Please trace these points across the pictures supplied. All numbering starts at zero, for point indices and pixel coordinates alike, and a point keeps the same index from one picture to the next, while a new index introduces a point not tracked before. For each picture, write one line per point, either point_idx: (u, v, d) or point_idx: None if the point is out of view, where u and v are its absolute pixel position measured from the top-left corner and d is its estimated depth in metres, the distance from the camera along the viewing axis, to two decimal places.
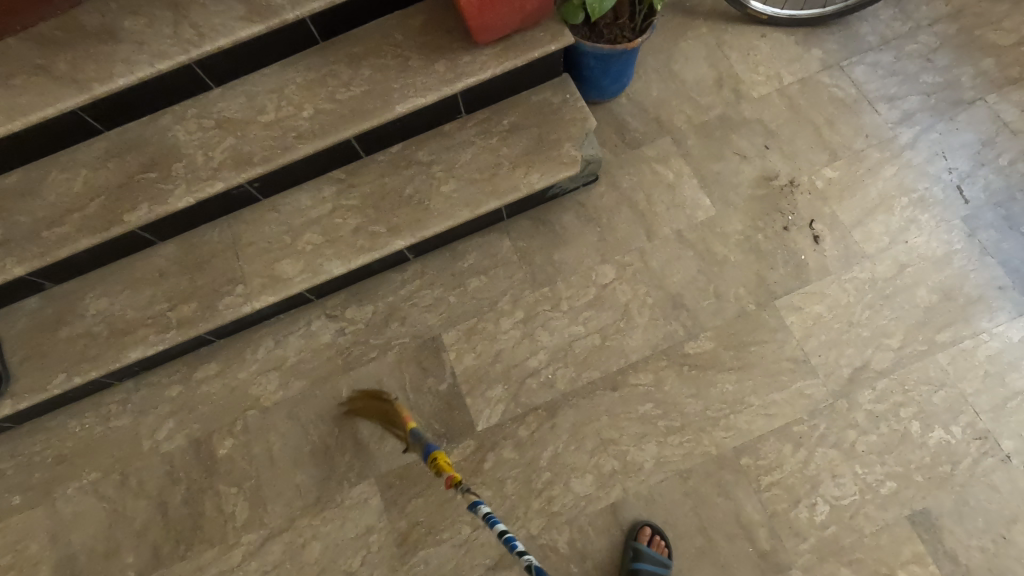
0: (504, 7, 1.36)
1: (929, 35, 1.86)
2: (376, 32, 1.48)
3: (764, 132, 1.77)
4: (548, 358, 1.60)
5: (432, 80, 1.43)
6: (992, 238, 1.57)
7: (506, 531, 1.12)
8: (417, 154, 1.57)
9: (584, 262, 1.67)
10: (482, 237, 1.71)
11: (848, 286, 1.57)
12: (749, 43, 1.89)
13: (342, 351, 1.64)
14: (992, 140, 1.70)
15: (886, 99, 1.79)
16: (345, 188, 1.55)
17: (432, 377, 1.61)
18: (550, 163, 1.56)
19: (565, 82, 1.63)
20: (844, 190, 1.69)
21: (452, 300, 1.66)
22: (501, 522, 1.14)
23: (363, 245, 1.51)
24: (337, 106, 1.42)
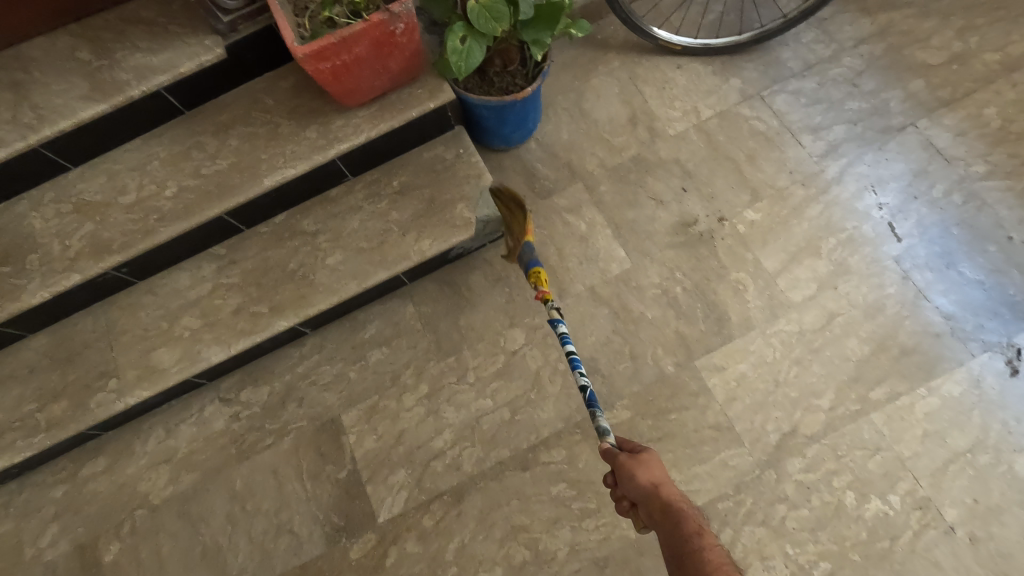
0: (364, 71, 1.25)
1: (853, 57, 1.70)
2: (247, 109, 1.42)
3: (681, 172, 1.64)
4: (454, 437, 1.47)
5: (303, 148, 1.38)
6: (927, 280, 1.46)
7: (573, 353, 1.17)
8: (302, 223, 1.50)
9: (491, 327, 1.55)
10: (384, 304, 1.60)
11: (773, 341, 1.46)
12: (665, 75, 1.75)
13: (236, 439, 1.54)
14: (924, 170, 1.56)
15: (809, 129, 1.64)
16: (226, 264, 1.49)
17: (331, 464, 1.49)
18: (441, 226, 1.46)
19: (458, 136, 1.54)
20: (767, 233, 1.55)
21: (352, 376, 1.55)
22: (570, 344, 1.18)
23: (244, 328, 1.44)
24: (202, 182, 1.38)
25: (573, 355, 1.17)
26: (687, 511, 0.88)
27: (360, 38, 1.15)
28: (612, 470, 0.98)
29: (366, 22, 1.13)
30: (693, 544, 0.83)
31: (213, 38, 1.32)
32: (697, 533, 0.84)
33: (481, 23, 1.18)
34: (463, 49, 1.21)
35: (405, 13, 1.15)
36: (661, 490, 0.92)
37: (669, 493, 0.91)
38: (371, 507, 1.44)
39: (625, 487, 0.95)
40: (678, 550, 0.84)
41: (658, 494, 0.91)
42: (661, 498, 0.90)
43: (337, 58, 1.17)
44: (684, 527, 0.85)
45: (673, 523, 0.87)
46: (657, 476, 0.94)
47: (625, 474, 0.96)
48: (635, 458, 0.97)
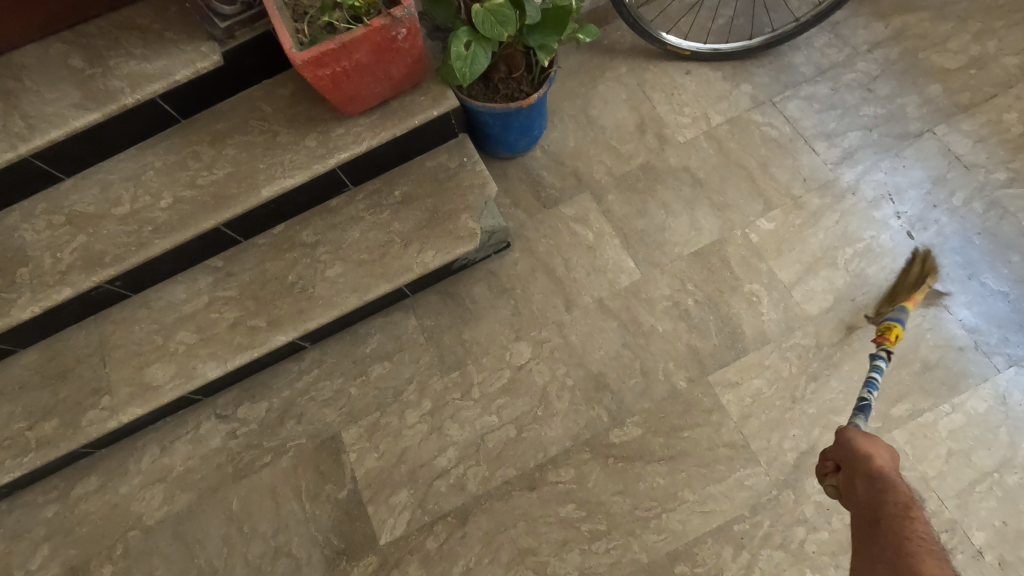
0: (365, 78, 1.21)
1: (868, 62, 1.66)
2: (245, 117, 1.38)
3: (692, 180, 1.59)
4: (458, 456, 1.42)
5: (302, 157, 1.33)
6: (949, 291, 1.41)
7: None
8: (301, 234, 1.46)
9: (496, 340, 1.50)
10: (385, 317, 1.56)
11: (789, 355, 1.40)
12: (673, 81, 1.71)
13: (233, 457, 1.48)
14: (943, 177, 1.51)
15: (824, 136, 1.59)
16: (222, 276, 1.44)
17: (331, 483, 1.44)
18: (445, 237, 1.42)
19: (462, 144, 1.49)
20: (781, 243, 1.50)
21: (353, 392, 1.50)
22: None
23: (241, 343, 1.39)
24: (197, 192, 1.34)
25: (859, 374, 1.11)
26: (904, 491, 0.80)
27: (361, 43, 1.10)
28: (839, 442, 0.92)
29: (366, 27, 1.08)
30: (903, 521, 0.75)
31: (209, 44, 1.27)
32: (904, 513, 0.77)
33: (486, 27, 1.14)
34: (468, 54, 1.17)
35: (408, 17, 1.10)
36: (878, 466, 0.85)
37: (887, 471, 0.84)
38: (372, 529, 1.39)
39: (843, 456, 0.90)
40: (876, 518, 0.78)
41: (874, 469, 0.84)
42: (875, 472, 0.84)
43: (337, 64, 1.13)
44: (895, 505, 0.78)
45: (881, 498, 0.80)
46: (880, 456, 0.86)
47: (847, 444, 0.90)
48: (869, 438, 0.90)
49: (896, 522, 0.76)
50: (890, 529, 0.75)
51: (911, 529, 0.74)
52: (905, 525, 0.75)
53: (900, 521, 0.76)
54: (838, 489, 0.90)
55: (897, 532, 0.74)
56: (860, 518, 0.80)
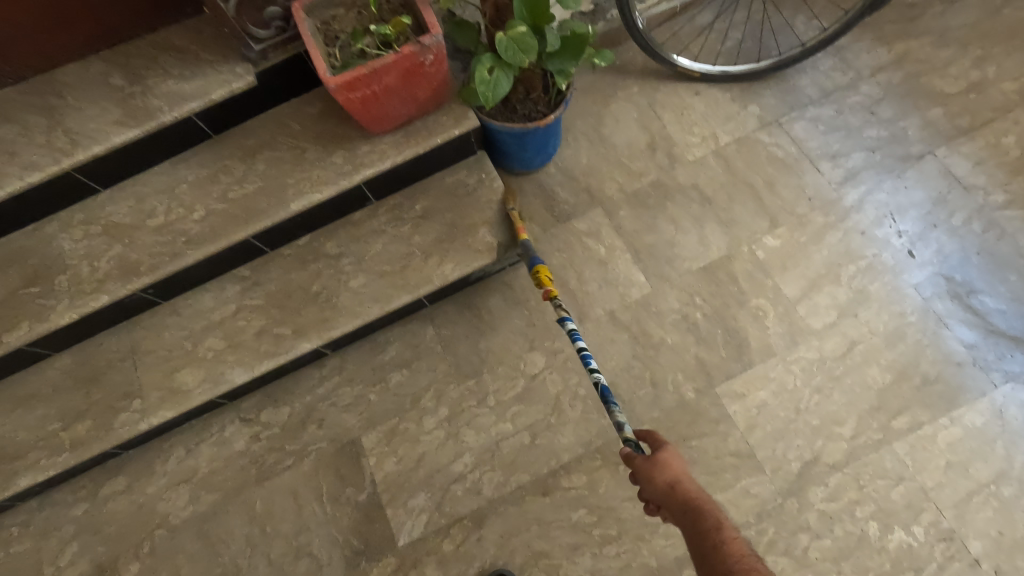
0: (393, 100, 1.27)
1: (871, 85, 1.72)
2: (274, 134, 1.44)
3: (700, 197, 1.65)
4: (474, 461, 1.47)
5: (329, 173, 1.40)
6: (948, 308, 1.47)
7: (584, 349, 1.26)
8: (326, 246, 1.52)
9: (510, 350, 1.56)
10: (404, 326, 1.62)
11: (794, 368, 1.46)
12: (683, 101, 1.77)
13: (256, 460, 1.54)
14: (943, 198, 1.57)
15: (828, 156, 1.65)
16: (250, 285, 1.51)
17: (351, 486, 1.49)
18: (463, 250, 1.48)
19: (481, 161, 1.55)
20: (786, 260, 1.56)
21: (372, 398, 1.56)
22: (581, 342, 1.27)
23: (267, 350, 1.45)
24: (229, 205, 1.40)
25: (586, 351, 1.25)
26: (713, 509, 0.88)
27: (391, 69, 1.17)
28: (640, 472, 1.00)
29: (397, 54, 1.15)
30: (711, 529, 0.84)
31: (244, 65, 1.34)
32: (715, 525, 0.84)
33: (509, 54, 1.20)
34: (491, 79, 1.23)
35: (435, 44, 1.17)
36: (682, 488, 0.94)
37: (691, 490, 0.93)
38: (391, 531, 1.44)
39: (649, 491, 0.97)
40: (699, 538, 0.84)
41: (673, 490, 0.94)
42: (673, 493, 0.93)
43: (367, 88, 1.19)
44: (703, 521, 0.86)
45: (692, 515, 0.88)
46: (674, 477, 0.96)
47: (650, 478, 0.98)
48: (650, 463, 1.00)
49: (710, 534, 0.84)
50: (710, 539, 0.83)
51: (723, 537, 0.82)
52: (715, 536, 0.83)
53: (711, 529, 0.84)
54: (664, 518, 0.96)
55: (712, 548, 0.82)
56: (689, 540, 0.87)
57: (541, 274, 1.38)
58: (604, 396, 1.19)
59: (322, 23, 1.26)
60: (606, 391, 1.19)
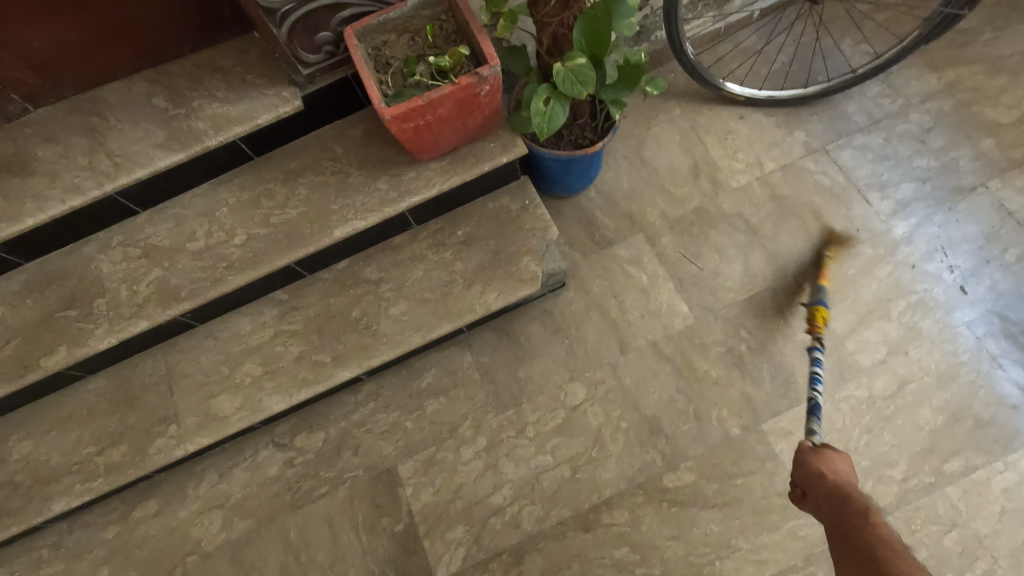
0: (444, 129, 1.24)
1: (921, 113, 1.68)
2: (317, 157, 1.42)
3: (745, 226, 1.62)
4: (513, 494, 1.45)
5: (374, 200, 1.37)
6: (1002, 348, 1.43)
7: None
8: (366, 270, 1.49)
9: (550, 380, 1.53)
10: (441, 352, 1.59)
11: (843, 406, 1.43)
12: (727, 125, 1.74)
13: (290, 486, 1.52)
14: (996, 233, 1.53)
15: (877, 186, 1.62)
16: (288, 309, 1.48)
17: (387, 517, 1.46)
18: (507, 279, 1.45)
19: (524, 186, 1.52)
20: (834, 293, 1.53)
21: (409, 425, 1.54)
22: None
23: (306, 377, 1.42)
24: (271, 230, 1.37)
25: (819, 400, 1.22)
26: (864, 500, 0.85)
27: (446, 100, 1.14)
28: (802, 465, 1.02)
29: (454, 85, 1.12)
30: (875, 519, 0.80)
31: (291, 89, 1.31)
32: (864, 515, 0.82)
33: (566, 86, 1.17)
34: (547, 111, 1.20)
35: (493, 76, 1.14)
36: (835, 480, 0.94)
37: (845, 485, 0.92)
38: (429, 564, 1.42)
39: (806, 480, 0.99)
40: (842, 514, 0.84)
41: (842, 486, 0.91)
42: (843, 488, 0.90)
43: (421, 118, 1.17)
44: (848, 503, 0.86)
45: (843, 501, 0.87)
46: (837, 472, 0.96)
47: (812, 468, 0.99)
48: (821, 458, 1.01)
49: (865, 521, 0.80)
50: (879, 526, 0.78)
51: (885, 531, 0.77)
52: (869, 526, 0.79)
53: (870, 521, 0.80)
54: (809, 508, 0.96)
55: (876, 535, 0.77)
56: (829, 531, 0.85)
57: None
58: (813, 413, 1.21)
59: (374, 49, 1.24)
60: (818, 409, 1.21)
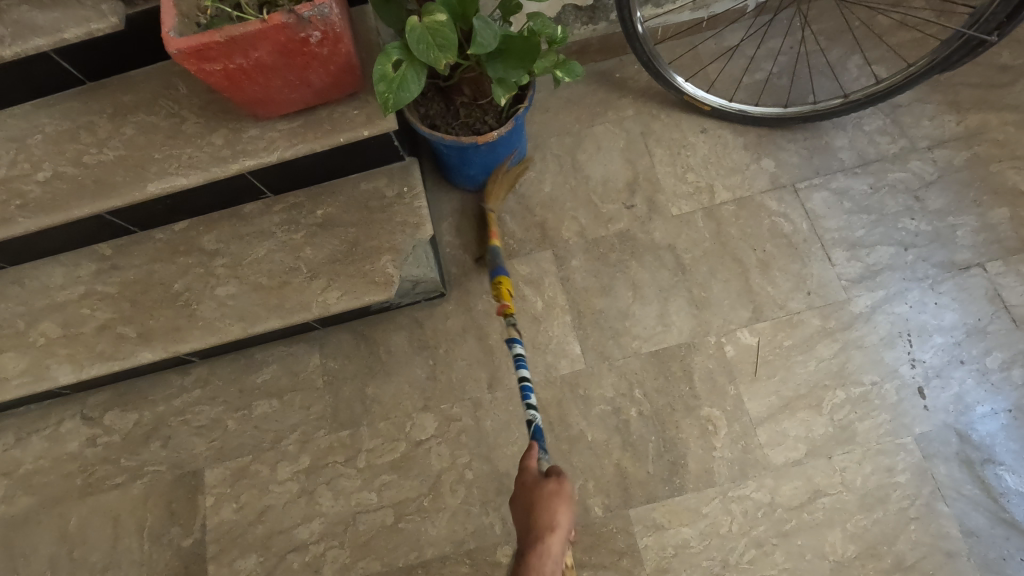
0: (273, 80, 0.98)
1: (924, 161, 1.34)
2: (155, 93, 1.17)
3: (674, 263, 1.32)
4: (322, 531, 1.22)
5: (202, 156, 1.12)
6: (953, 476, 1.12)
7: (526, 378, 1.06)
8: (203, 238, 1.25)
9: (401, 404, 1.29)
10: (288, 346, 1.35)
11: (733, 509, 1.14)
12: (684, 138, 1.43)
13: (85, 468, 1.31)
14: (981, 329, 1.21)
15: (846, 244, 1.30)
16: (106, 268, 1.25)
17: (179, 528, 1.26)
18: (355, 278, 1.20)
19: (407, 171, 1.26)
20: (759, 365, 1.23)
21: (230, 425, 1.31)
22: (524, 369, 1.07)
23: (104, 352, 1.20)
24: (80, 171, 1.14)
25: (535, 418, 1.01)
26: (541, 520, 0.83)
27: (258, 41, 0.88)
28: (538, 514, 0.84)
29: (264, 22, 0.86)
30: (528, 533, 0.83)
31: (111, 2, 1.06)
32: (547, 529, 0.82)
33: (420, 49, 0.89)
34: (396, 77, 0.93)
35: (320, 18, 0.87)
36: (538, 523, 0.83)
37: (539, 526, 0.83)
38: None
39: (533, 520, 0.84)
40: (529, 524, 0.84)
41: (540, 526, 0.83)
42: (537, 521, 0.83)
43: (229, 61, 0.90)
44: (533, 525, 0.83)
45: (529, 518, 0.85)
46: (549, 517, 0.83)
47: (536, 516, 0.84)
48: (549, 499, 0.85)
49: (522, 551, 0.83)
50: (517, 494, 0.89)
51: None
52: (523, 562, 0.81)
53: (534, 515, 0.85)
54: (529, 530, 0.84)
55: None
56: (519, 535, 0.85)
57: (499, 287, 1.14)
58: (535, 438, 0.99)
59: None
60: (539, 432, 0.99)
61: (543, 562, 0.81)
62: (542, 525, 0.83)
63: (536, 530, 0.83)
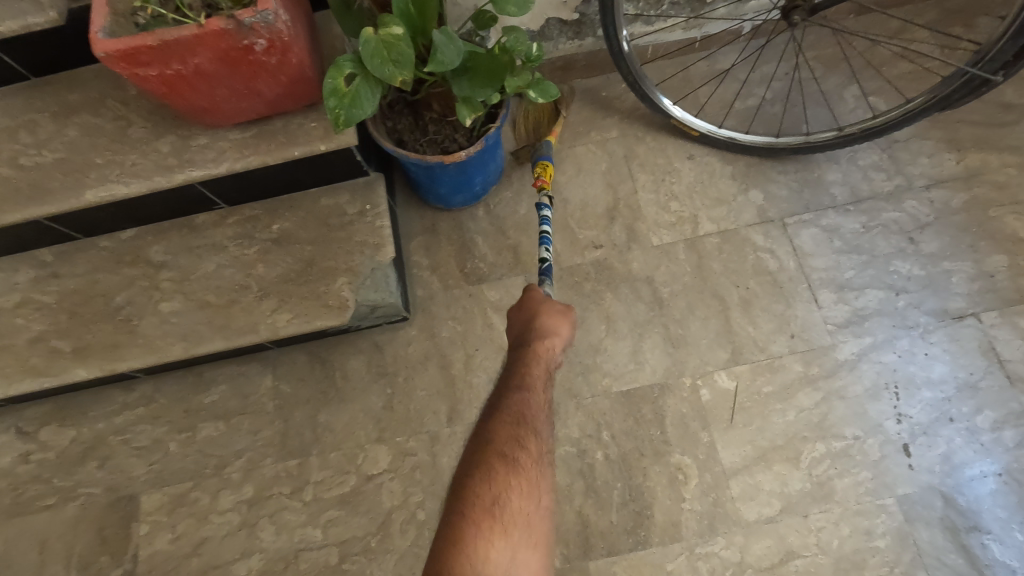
0: (216, 88, 0.90)
1: (920, 201, 1.27)
2: (103, 93, 1.10)
3: (651, 297, 1.25)
4: (261, 569, 1.14)
5: (147, 163, 1.04)
6: (936, 543, 1.05)
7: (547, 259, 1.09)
8: (150, 249, 1.18)
9: (354, 434, 1.21)
10: (239, 366, 1.28)
11: (700, 567, 1.07)
12: (669, 163, 1.35)
13: (15, 487, 1.23)
14: (973, 384, 1.13)
15: (834, 285, 1.22)
16: (45, 276, 1.17)
17: (109, 557, 1.18)
18: (308, 301, 1.12)
19: (371, 187, 1.19)
20: (735, 411, 1.15)
21: (172, 448, 1.23)
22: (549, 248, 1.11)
23: (35, 366, 1.13)
24: (15, 174, 1.06)
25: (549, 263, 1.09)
26: (534, 353, 0.84)
27: (195, 48, 0.81)
28: (530, 341, 0.86)
29: (201, 27, 0.78)
30: (513, 361, 0.84)
31: None
32: (534, 360, 0.83)
33: (374, 63, 0.82)
34: (348, 92, 0.85)
35: (264, 25, 0.80)
36: (529, 351, 0.85)
37: (529, 353, 0.84)
38: None
39: (519, 349, 0.86)
40: (515, 353, 0.86)
41: (530, 355, 0.84)
42: (529, 352, 0.84)
43: (165, 66, 0.83)
44: (522, 351, 0.85)
45: (518, 348, 0.86)
46: (541, 344, 0.86)
47: (528, 338, 0.86)
48: (542, 328, 0.88)
49: (509, 368, 0.83)
50: (515, 313, 0.92)
51: (505, 497, 0.68)
52: (516, 388, 0.78)
53: (524, 344, 0.86)
54: (514, 355, 0.85)
55: (509, 445, 0.72)
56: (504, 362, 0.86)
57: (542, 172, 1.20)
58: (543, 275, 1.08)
59: None
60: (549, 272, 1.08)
61: (523, 387, 0.79)
62: (528, 363, 0.83)
63: (524, 363, 0.83)
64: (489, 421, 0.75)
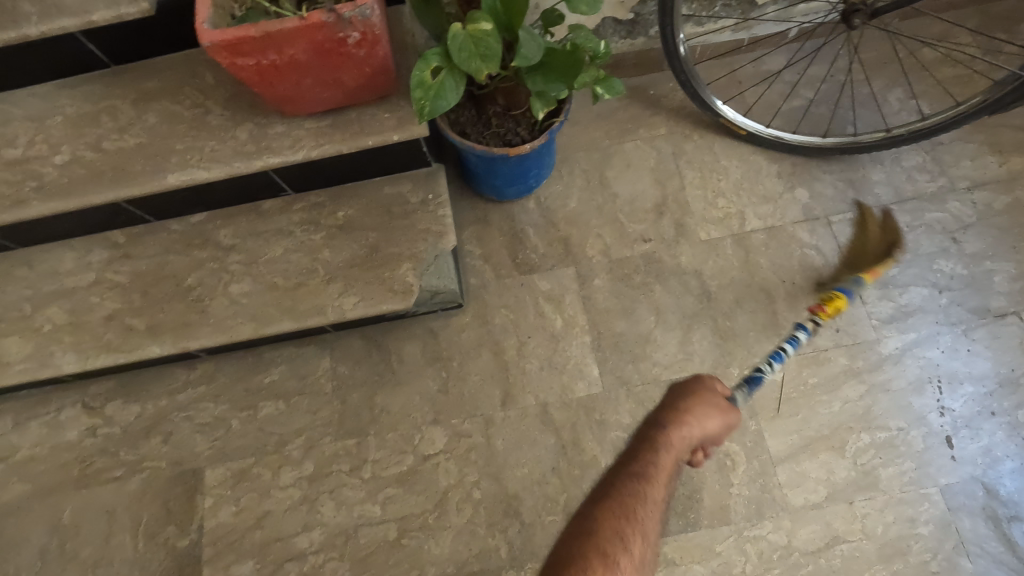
0: (304, 78, 0.95)
1: (963, 202, 1.30)
2: (181, 81, 1.14)
3: (700, 290, 1.29)
4: (322, 542, 1.19)
5: (226, 149, 1.09)
6: (977, 532, 1.09)
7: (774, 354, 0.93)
8: (219, 233, 1.22)
9: (410, 416, 1.25)
10: (297, 348, 1.32)
11: (748, 549, 1.11)
12: (716, 161, 1.39)
13: (82, 459, 1.28)
14: (1014, 380, 1.17)
15: (878, 282, 1.26)
16: (118, 256, 1.22)
17: (174, 528, 1.22)
18: (373, 286, 1.16)
19: (433, 177, 1.23)
20: (782, 402, 1.19)
21: (234, 425, 1.28)
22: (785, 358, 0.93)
23: (110, 343, 1.17)
24: (98, 157, 1.10)
25: (761, 373, 0.91)
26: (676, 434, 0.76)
27: (294, 39, 0.85)
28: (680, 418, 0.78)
29: (302, 20, 0.83)
30: (648, 435, 0.77)
31: None
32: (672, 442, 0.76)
33: (462, 57, 0.86)
34: (434, 83, 0.89)
35: (360, 19, 0.84)
36: (673, 429, 0.77)
37: (672, 431, 0.76)
38: None
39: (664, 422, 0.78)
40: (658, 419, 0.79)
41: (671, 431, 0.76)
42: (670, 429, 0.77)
43: (262, 56, 0.87)
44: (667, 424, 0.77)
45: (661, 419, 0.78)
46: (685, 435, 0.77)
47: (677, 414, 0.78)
48: (695, 405, 0.80)
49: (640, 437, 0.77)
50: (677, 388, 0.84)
51: None
52: (637, 480, 0.71)
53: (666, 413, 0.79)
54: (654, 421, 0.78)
55: (611, 540, 0.65)
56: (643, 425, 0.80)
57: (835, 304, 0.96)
58: (747, 382, 0.90)
59: None
60: (756, 382, 0.90)
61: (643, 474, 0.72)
62: (665, 446, 0.75)
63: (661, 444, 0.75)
64: (594, 507, 0.69)
